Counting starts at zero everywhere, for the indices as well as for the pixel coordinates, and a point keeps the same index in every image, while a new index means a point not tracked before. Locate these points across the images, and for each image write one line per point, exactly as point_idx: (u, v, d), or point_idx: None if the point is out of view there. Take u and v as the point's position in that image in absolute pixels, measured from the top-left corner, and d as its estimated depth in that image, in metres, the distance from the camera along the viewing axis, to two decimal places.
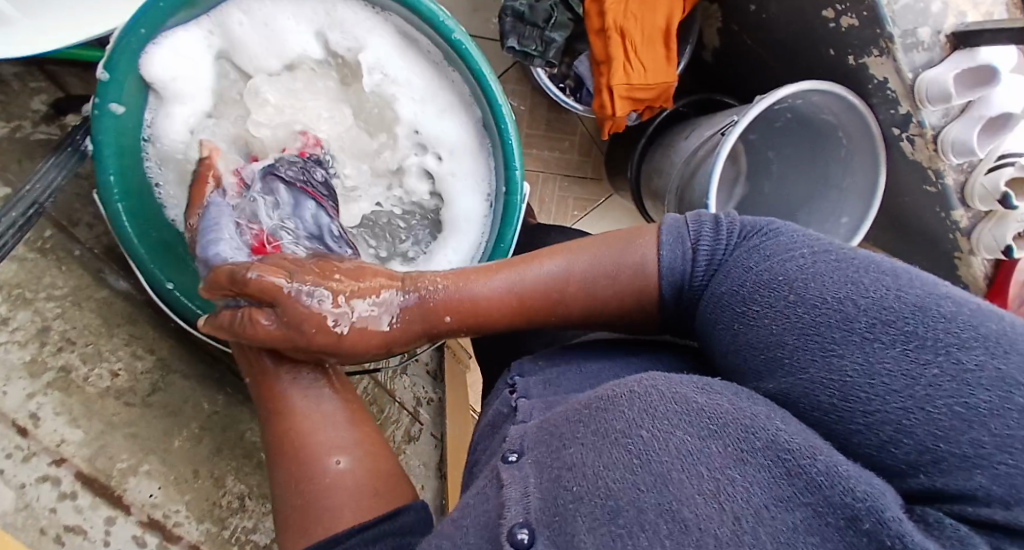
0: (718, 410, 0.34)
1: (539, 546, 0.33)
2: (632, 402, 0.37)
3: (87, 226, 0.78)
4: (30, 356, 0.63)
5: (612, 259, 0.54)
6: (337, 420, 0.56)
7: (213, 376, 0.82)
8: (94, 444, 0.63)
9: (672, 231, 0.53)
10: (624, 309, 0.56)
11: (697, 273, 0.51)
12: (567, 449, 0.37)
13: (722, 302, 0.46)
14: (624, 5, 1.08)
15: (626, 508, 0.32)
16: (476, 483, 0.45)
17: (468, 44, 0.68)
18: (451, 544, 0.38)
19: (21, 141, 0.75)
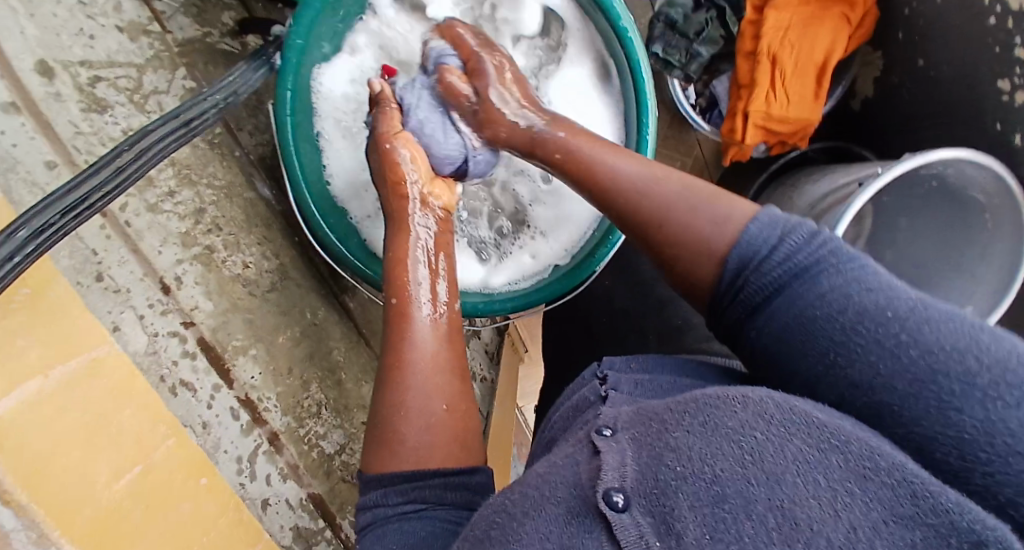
0: (841, 429, 0.36)
1: (634, 512, 0.36)
2: (746, 404, 0.38)
3: (250, 134, 0.84)
4: (185, 229, 0.69)
5: (686, 207, 0.50)
6: (443, 364, 0.57)
7: (318, 292, 0.87)
8: (220, 316, 0.69)
9: (766, 219, 0.47)
10: (689, 273, 0.50)
11: (772, 263, 0.44)
12: (670, 432, 0.39)
13: (808, 319, 0.42)
14: (785, 30, 1.08)
15: (734, 496, 0.34)
16: (564, 449, 0.47)
17: (633, 35, 0.71)
18: (539, 495, 0.41)
19: (206, 46, 0.79)
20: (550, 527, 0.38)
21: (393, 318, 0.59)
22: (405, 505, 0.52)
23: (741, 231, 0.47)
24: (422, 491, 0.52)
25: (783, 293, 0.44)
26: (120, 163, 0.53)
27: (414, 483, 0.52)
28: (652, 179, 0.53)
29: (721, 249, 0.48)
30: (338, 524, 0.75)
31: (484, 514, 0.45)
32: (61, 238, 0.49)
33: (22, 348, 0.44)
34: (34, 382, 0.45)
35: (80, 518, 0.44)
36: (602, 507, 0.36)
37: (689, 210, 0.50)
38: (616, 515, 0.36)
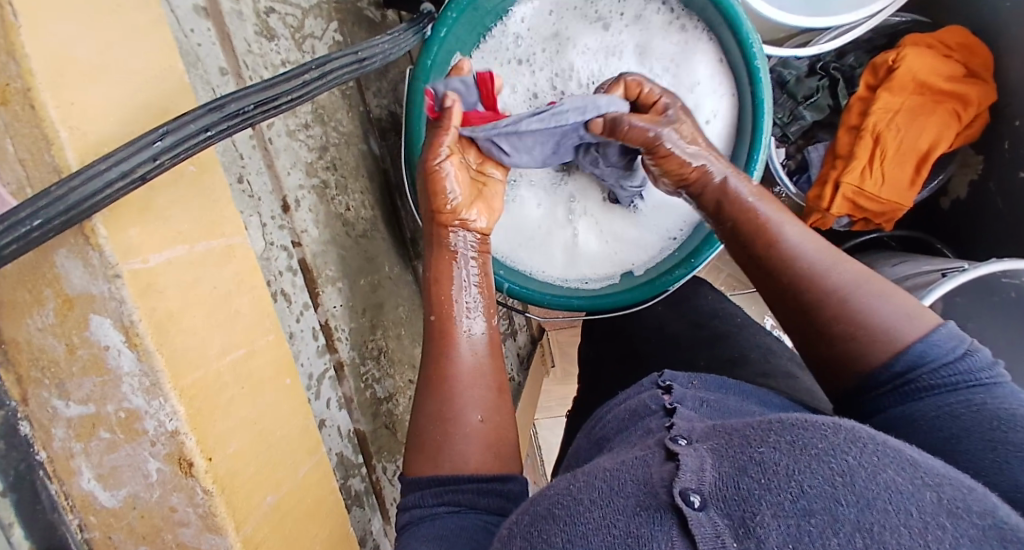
0: (932, 471, 0.38)
1: (711, 512, 0.37)
2: (838, 433, 0.40)
3: (374, 92, 0.89)
4: (311, 160, 0.73)
5: (868, 295, 0.51)
6: (483, 373, 0.58)
7: (398, 248, 0.91)
8: (321, 244, 0.73)
9: (952, 330, 0.49)
10: (848, 357, 0.50)
11: (948, 368, 0.47)
12: (753, 446, 0.40)
13: (955, 417, 0.44)
14: (894, 113, 1.05)
15: (820, 511, 0.35)
16: (631, 449, 0.48)
17: (763, 74, 0.72)
18: (607, 488, 0.42)
19: (356, 9, 0.83)
20: (618, 516, 0.39)
21: (433, 334, 0.60)
22: (438, 506, 0.52)
23: (926, 334, 0.48)
24: (455, 495, 0.52)
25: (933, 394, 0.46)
26: (307, 77, 0.52)
27: (449, 486, 0.52)
28: (834, 258, 0.53)
29: (898, 343, 0.49)
30: (373, 466, 0.78)
31: (546, 494, 0.45)
32: (245, 130, 0.48)
33: (172, 218, 0.48)
34: (181, 248, 0.48)
35: (189, 377, 0.47)
36: (679, 503, 0.37)
37: (870, 299, 0.51)
38: (693, 512, 0.37)
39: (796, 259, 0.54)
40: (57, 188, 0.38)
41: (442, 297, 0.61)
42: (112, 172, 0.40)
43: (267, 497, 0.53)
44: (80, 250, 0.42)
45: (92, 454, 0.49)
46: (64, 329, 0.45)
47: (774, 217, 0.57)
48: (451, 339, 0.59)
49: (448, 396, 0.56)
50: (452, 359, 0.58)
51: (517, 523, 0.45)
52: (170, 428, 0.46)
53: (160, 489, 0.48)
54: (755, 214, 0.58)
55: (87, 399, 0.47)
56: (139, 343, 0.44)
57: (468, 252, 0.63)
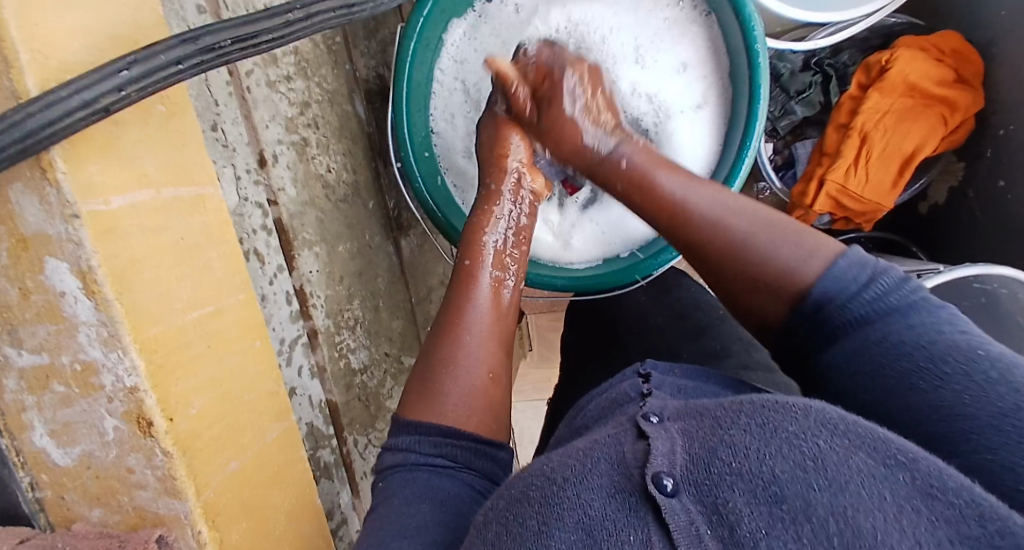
0: (906, 450, 0.37)
1: (683, 498, 0.35)
2: (809, 416, 0.38)
3: (362, 51, 0.85)
4: (291, 116, 0.69)
5: (763, 239, 0.50)
6: (498, 337, 0.56)
7: (378, 217, 0.88)
8: (299, 205, 0.70)
9: (856, 257, 0.47)
10: (756, 290, 0.50)
11: (856, 302, 0.45)
12: (723, 427, 0.39)
13: (896, 354, 0.42)
14: (883, 114, 1.05)
15: (792, 498, 0.34)
16: (601, 429, 0.46)
17: (762, 58, 0.71)
18: (573, 469, 0.39)
19: None
20: (593, 497, 0.37)
21: (460, 277, 0.59)
22: (434, 457, 0.49)
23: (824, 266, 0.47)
24: (455, 449, 0.49)
25: (867, 328, 0.44)
26: (290, 16, 0.49)
27: (449, 438, 0.49)
28: (725, 206, 0.53)
29: (799, 284, 0.48)
30: (344, 438, 0.75)
31: (515, 477, 0.43)
32: (219, 67, 0.45)
33: (136, 160, 0.43)
34: (145, 192, 0.44)
35: (150, 331, 0.43)
36: (651, 489, 0.35)
37: (760, 246, 0.50)
38: (665, 499, 0.35)
39: (688, 218, 0.54)
40: (14, 112, 0.35)
41: (477, 238, 0.62)
42: (72, 102, 0.36)
43: (229, 462, 0.50)
44: (35, 187, 0.38)
45: (46, 408, 0.46)
46: (17, 272, 0.42)
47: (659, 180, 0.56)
48: (472, 282, 0.58)
49: (452, 344, 0.54)
50: (470, 304, 0.57)
51: (491, 507, 0.41)
52: (128, 384, 0.43)
53: (118, 448, 0.45)
54: (635, 175, 0.58)
55: (41, 348, 0.44)
56: (97, 291, 0.41)
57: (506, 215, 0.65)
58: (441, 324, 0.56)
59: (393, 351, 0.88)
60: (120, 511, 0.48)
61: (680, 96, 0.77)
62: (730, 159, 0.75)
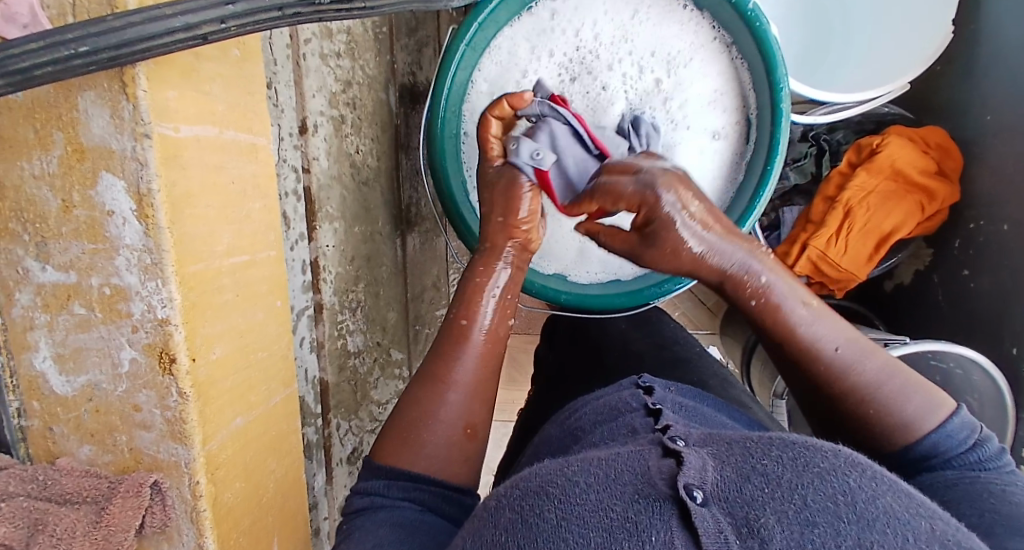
0: (928, 504, 0.36)
1: (713, 509, 0.33)
2: (840, 456, 0.37)
3: (403, 45, 0.87)
4: (335, 91, 0.70)
5: (892, 393, 0.45)
6: (484, 395, 0.52)
7: (391, 207, 0.88)
8: (328, 178, 0.69)
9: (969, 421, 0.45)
10: (872, 433, 0.46)
11: (957, 459, 0.44)
12: (755, 456, 0.37)
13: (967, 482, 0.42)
14: (868, 193, 1.04)
15: (825, 525, 0.32)
16: (622, 445, 0.44)
17: (786, 115, 0.70)
18: (595, 474, 0.38)
19: None
20: (616, 501, 0.35)
21: (448, 332, 0.54)
22: (403, 501, 0.47)
23: (943, 424, 0.44)
24: (422, 493, 0.47)
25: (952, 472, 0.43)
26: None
27: (418, 484, 0.47)
28: (862, 348, 0.47)
29: (910, 436, 0.45)
30: (329, 420, 0.74)
31: (534, 475, 0.41)
32: (312, 22, 0.44)
33: (209, 94, 0.44)
34: (209, 128, 0.44)
35: (192, 267, 0.43)
36: (683, 496, 0.34)
37: (880, 397, 0.46)
38: (697, 507, 0.33)
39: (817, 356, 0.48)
40: (113, 18, 0.35)
41: (475, 301, 0.55)
42: (175, 22, 0.37)
43: (236, 418, 0.49)
44: (111, 97, 0.38)
45: (57, 330, 0.43)
46: (65, 183, 0.40)
47: (795, 313, 0.49)
48: (465, 336, 0.53)
49: (435, 400, 0.50)
50: (459, 360, 0.52)
51: (503, 495, 0.40)
52: (160, 316, 0.42)
53: (129, 383, 0.43)
54: (772, 314, 0.50)
55: (69, 266, 0.42)
56: (151, 216, 0.40)
57: (504, 261, 0.59)
58: (424, 378, 0.51)
59: (384, 342, 0.87)
60: (112, 451, 0.45)
61: (693, 132, 0.74)
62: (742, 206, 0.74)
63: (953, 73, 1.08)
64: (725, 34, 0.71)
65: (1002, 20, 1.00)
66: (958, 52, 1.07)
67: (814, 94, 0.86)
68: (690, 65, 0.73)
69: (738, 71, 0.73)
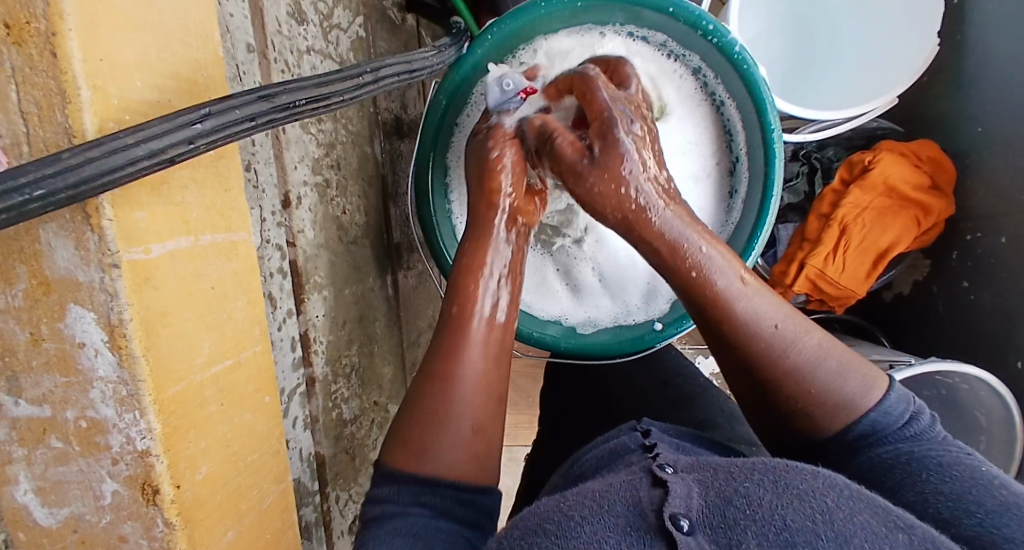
0: (906, 515, 0.35)
1: (699, 538, 0.32)
2: (818, 477, 0.36)
3: (387, 94, 0.84)
4: (317, 156, 0.67)
5: (826, 371, 0.44)
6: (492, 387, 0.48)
7: (382, 257, 0.85)
8: (315, 247, 0.67)
9: (902, 391, 0.46)
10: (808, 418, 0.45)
11: (890, 436, 0.44)
12: (737, 480, 0.36)
13: (903, 468, 0.42)
14: (863, 209, 0.98)
15: (804, 545, 0.31)
16: (612, 477, 0.42)
17: (777, 157, 0.67)
18: (581, 511, 0.36)
19: (379, 8, 0.77)
20: (609, 532, 0.33)
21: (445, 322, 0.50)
22: (415, 506, 0.44)
23: (882, 403, 0.44)
24: (435, 497, 0.45)
25: (885, 445, 0.44)
26: (362, 78, 0.50)
27: (429, 485, 0.45)
28: (801, 326, 0.45)
29: (842, 421, 0.44)
30: (326, 494, 0.72)
31: (534, 511, 0.39)
32: (291, 123, 0.44)
33: (182, 204, 0.41)
34: (184, 238, 0.42)
35: (171, 389, 0.41)
36: (668, 527, 0.33)
37: (819, 381, 0.44)
38: (682, 537, 0.32)
39: (752, 332, 0.45)
40: (69, 155, 0.33)
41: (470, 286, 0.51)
42: (139, 150, 0.35)
43: (227, 531, 0.48)
44: (76, 229, 0.36)
45: (35, 463, 0.42)
46: (33, 315, 0.38)
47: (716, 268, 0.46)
48: (469, 315, 0.50)
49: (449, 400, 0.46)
50: (465, 356, 0.48)
51: (504, 536, 0.37)
52: (139, 447, 0.40)
53: (113, 514, 0.42)
54: (715, 283, 0.46)
55: (42, 400, 0.40)
56: (124, 346, 0.38)
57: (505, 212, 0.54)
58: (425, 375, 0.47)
59: (381, 401, 0.85)
60: None
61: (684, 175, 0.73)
62: (740, 243, 0.70)
63: (942, 88, 1.03)
64: (709, 70, 0.68)
65: (993, 32, 0.96)
66: (948, 62, 1.02)
67: (803, 120, 0.83)
68: (673, 114, 0.70)
69: (727, 113, 0.70)
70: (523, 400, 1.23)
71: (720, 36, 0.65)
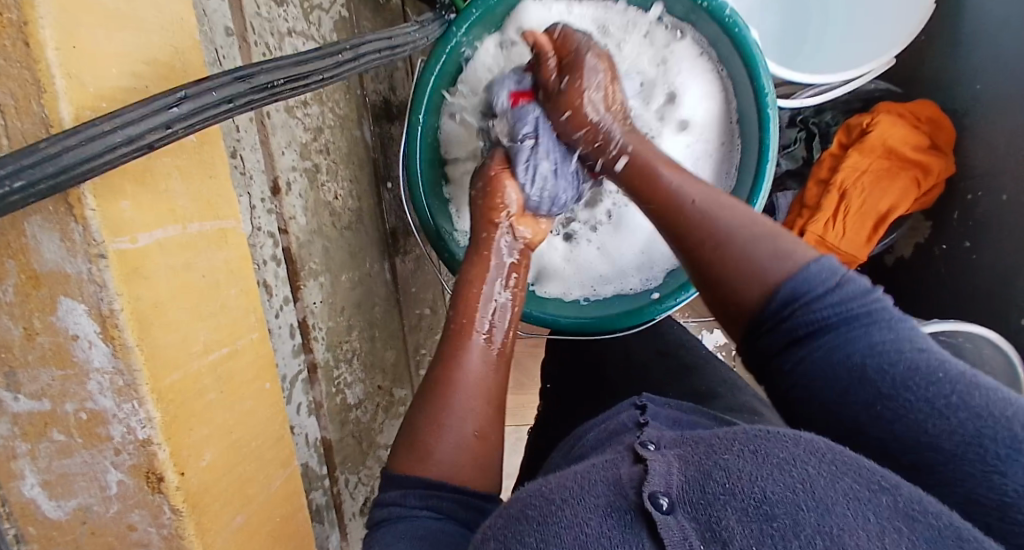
0: (890, 476, 0.34)
1: (679, 517, 0.32)
2: (798, 441, 0.35)
3: (373, 76, 0.83)
4: (305, 142, 0.66)
5: (740, 239, 0.47)
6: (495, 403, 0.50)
7: (378, 241, 0.85)
8: (308, 233, 0.67)
9: (824, 261, 0.43)
10: (729, 287, 0.46)
11: (819, 305, 0.42)
12: (718, 452, 0.35)
13: (858, 374, 0.39)
14: (862, 171, 0.97)
15: (783, 517, 0.31)
16: (596, 457, 0.42)
17: (772, 117, 0.66)
18: (567, 496, 0.36)
19: None
20: (589, 513, 0.34)
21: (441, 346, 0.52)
22: (421, 509, 0.45)
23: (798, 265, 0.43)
24: (443, 501, 0.46)
25: (833, 332, 0.41)
26: (341, 57, 0.49)
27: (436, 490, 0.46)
28: (717, 203, 0.49)
29: (768, 284, 0.44)
30: (335, 478, 0.72)
31: (518, 499, 0.39)
32: (271, 104, 0.44)
33: (167, 193, 0.41)
34: (172, 227, 0.41)
35: (169, 378, 0.41)
36: (647, 507, 0.33)
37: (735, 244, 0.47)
38: (661, 516, 0.32)
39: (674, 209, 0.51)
40: (47, 144, 0.32)
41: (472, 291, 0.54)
42: (116, 137, 0.34)
43: (235, 517, 0.48)
44: (60, 221, 0.36)
45: (40, 457, 0.42)
46: (25, 310, 0.38)
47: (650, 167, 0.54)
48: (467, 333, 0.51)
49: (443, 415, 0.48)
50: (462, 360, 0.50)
51: (492, 525, 0.38)
52: (140, 436, 0.40)
53: (120, 504, 0.43)
54: (643, 176, 0.54)
55: (42, 394, 0.40)
56: (117, 337, 0.38)
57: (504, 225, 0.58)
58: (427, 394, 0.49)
59: (385, 384, 0.85)
60: None
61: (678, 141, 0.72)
62: None
63: (938, 39, 1.00)
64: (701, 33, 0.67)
65: None
66: (944, 12, 1.00)
67: (797, 78, 0.81)
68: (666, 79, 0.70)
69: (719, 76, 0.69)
70: (529, 378, 1.23)
71: None
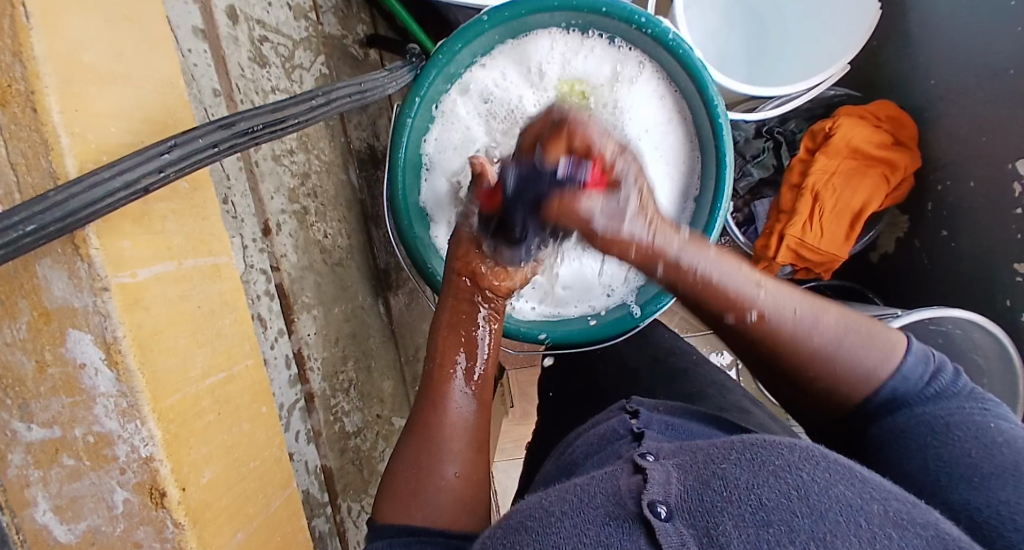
0: (884, 488, 0.35)
1: (677, 524, 0.32)
2: (795, 450, 0.36)
3: (357, 126, 0.89)
4: (293, 186, 0.72)
5: (853, 346, 0.44)
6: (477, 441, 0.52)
7: (368, 277, 0.89)
8: (299, 270, 0.71)
9: (919, 347, 0.46)
10: (836, 390, 0.45)
11: (918, 397, 0.45)
12: (716, 460, 0.35)
13: (927, 434, 0.43)
14: (831, 173, 1.01)
15: (780, 523, 0.31)
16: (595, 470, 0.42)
17: (725, 127, 0.70)
18: (570, 508, 0.35)
19: (340, 48, 0.83)
20: (588, 525, 0.33)
21: (425, 381, 0.54)
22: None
23: (903, 363, 0.45)
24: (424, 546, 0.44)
25: (911, 409, 0.44)
26: (315, 103, 0.55)
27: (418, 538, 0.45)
28: (815, 309, 0.45)
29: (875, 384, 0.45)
30: (337, 505, 0.75)
31: (513, 514, 0.39)
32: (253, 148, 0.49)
33: (163, 232, 0.46)
34: (169, 263, 0.46)
35: (168, 400, 0.45)
36: (647, 514, 0.32)
37: (845, 350, 0.44)
38: (660, 524, 0.31)
39: (772, 326, 0.45)
40: (56, 193, 0.37)
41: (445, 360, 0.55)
42: (115, 183, 0.39)
43: (236, 534, 0.51)
44: (67, 261, 0.40)
45: (51, 482, 0.46)
46: (37, 344, 0.43)
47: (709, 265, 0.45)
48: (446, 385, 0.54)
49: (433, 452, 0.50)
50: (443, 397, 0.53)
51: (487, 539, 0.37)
52: (144, 454, 0.44)
53: (127, 521, 0.46)
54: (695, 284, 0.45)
55: (53, 422, 0.44)
56: (120, 361, 0.42)
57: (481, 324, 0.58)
58: (417, 430, 0.51)
59: (384, 414, 0.88)
60: None
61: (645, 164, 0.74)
62: (704, 215, 0.72)
63: (889, 47, 1.06)
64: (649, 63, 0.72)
65: None
66: (892, 24, 1.05)
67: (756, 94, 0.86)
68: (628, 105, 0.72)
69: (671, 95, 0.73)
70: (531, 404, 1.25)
71: (654, 25, 0.68)
